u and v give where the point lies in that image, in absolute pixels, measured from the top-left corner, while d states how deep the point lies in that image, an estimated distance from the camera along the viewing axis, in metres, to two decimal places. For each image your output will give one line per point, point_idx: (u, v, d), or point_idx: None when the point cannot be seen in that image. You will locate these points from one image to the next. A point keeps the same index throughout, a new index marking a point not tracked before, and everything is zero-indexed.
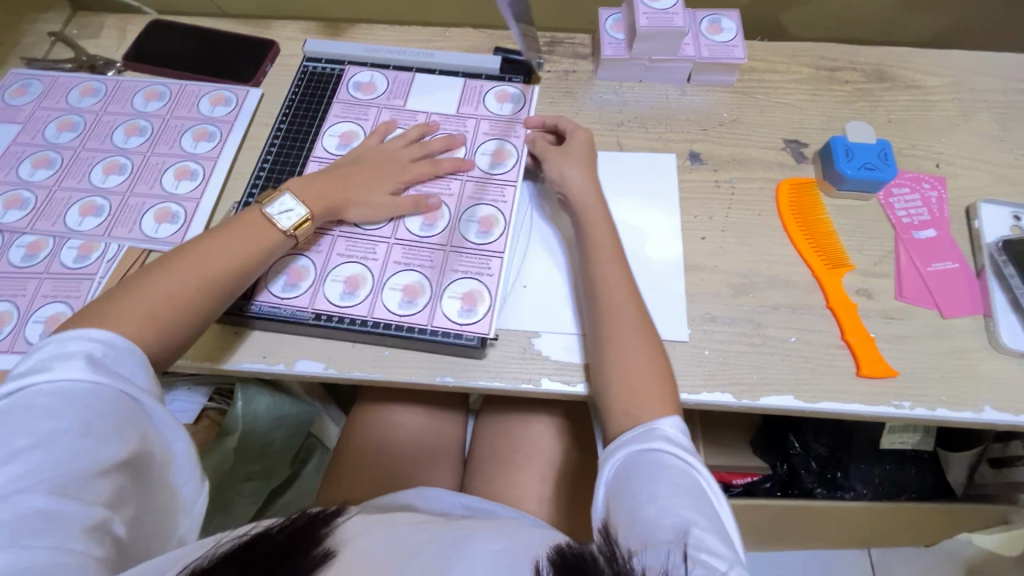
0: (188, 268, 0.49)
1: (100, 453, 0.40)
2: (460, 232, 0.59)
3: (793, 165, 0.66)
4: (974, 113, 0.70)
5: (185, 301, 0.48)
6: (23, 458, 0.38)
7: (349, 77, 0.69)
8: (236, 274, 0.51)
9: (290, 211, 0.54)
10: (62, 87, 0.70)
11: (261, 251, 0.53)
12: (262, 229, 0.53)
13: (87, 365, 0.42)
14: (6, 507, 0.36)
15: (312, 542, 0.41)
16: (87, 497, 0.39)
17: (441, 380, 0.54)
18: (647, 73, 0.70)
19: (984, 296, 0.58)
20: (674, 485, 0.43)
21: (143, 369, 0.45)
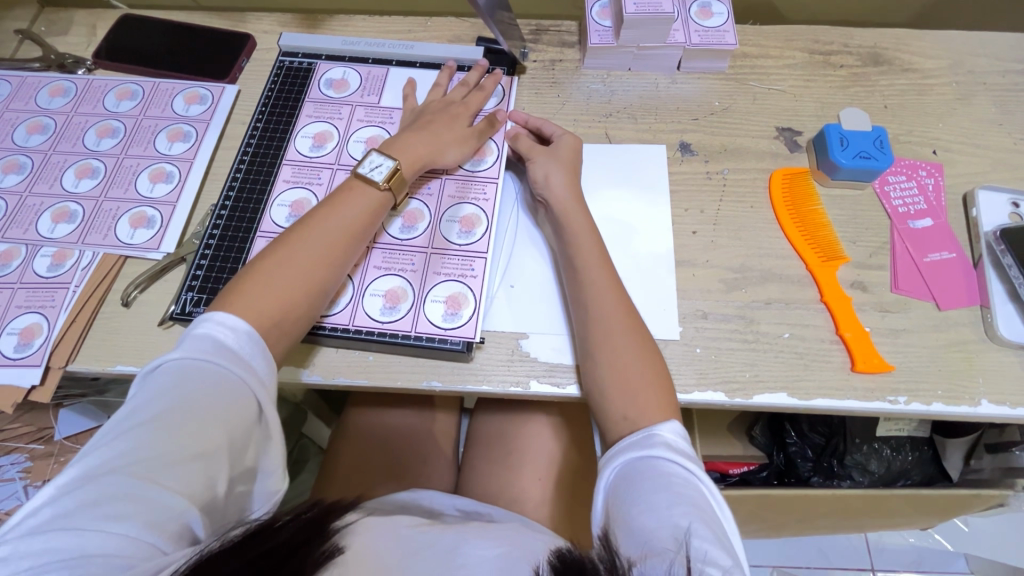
0: (298, 241, 0.51)
1: (194, 442, 0.40)
2: (439, 232, 0.57)
3: (786, 154, 0.64)
4: (972, 96, 0.68)
5: (293, 273, 0.49)
6: (127, 439, 0.40)
7: (321, 74, 0.66)
8: (345, 244, 0.52)
9: (380, 166, 0.55)
10: (30, 87, 0.67)
11: (370, 220, 0.54)
12: (367, 193, 0.54)
13: (212, 348, 0.44)
14: (98, 486, 0.37)
15: (321, 536, 0.39)
16: (175, 486, 0.39)
17: (427, 386, 0.53)
18: (636, 61, 0.68)
19: (981, 286, 0.57)
20: (674, 493, 0.42)
21: (261, 359, 0.45)
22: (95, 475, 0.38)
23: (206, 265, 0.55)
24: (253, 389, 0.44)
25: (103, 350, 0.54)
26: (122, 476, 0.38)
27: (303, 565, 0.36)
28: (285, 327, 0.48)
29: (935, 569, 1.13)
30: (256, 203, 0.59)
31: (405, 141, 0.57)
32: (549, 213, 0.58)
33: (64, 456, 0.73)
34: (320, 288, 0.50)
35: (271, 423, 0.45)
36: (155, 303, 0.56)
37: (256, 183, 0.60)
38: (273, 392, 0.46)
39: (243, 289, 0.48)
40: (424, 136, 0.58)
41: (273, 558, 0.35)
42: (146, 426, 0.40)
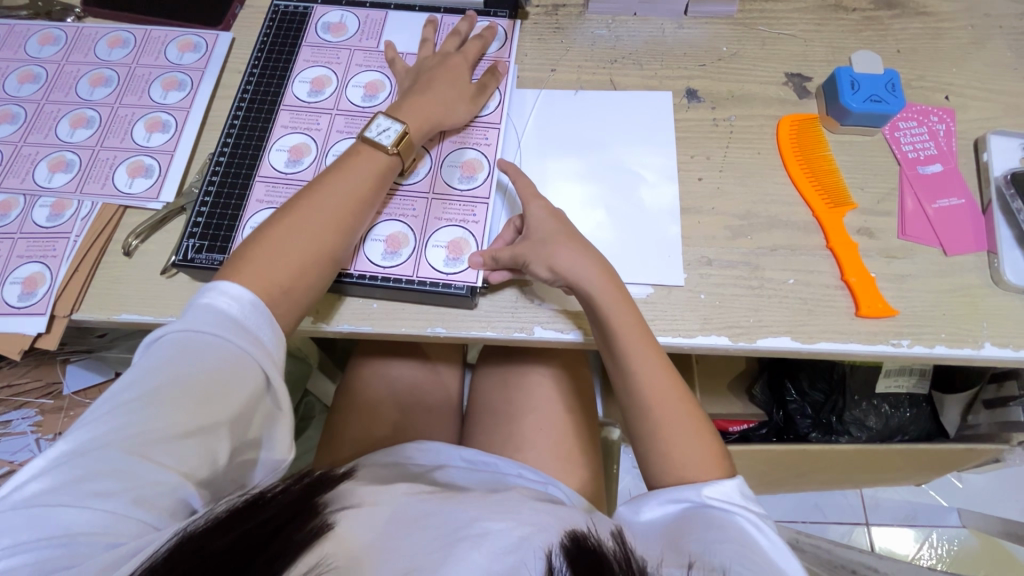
0: (306, 211, 0.49)
1: (193, 419, 0.40)
2: (439, 176, 0.57)
3: (794, 101, 0.63)
4: (988, 40, 0.66)
5: (303, 243, 0.48)
6: (122, 413, 0.40)
7: (318, 18, 0.64)
8: (355, 211, 0.51)
9: (387, 130, 0.53)
10: (19, 35, 0.66)
11: (380, 186, 0.52)
12: (374, 158, 0.53)
13: (217, 321, 0.43)
14: (88, 462, 0.38)
15: (308, 515, 0.39)
16: (172, 463, 0.39)
17: (431, 332, 0.53)
18: (642, 5, 0.66)
19: (989, 231, 0.56)
20: (723, 531, 0.43)
21: (267, 333, 0.45)
22: (87, 450, 0.38)
23: (206, 212, 0.55)
24: (258, 363, 0.43)
25: (107, 298, 0.54)
26: (116, 452, 0.38)
27: (291, 539, 0.36)
28: (298, 297, 0.48)
29: (927, 522, 1.16)
30: (255, 150, 0.58)
31: (411, 102, 0.55)
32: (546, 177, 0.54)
33: (74, 410, 0.74)
34: (330, 256, 0.49)
35: (277, 395, 0.45)
36: (156, 252, 0.56)
37: (254, 129, 0.59)
38: (278, 365, 0.45)
39: (254, 257, 0.47)
40: (429, 96, 0.56)
41: (260, 532, 0.35)
42: (144, 400, 0.40)
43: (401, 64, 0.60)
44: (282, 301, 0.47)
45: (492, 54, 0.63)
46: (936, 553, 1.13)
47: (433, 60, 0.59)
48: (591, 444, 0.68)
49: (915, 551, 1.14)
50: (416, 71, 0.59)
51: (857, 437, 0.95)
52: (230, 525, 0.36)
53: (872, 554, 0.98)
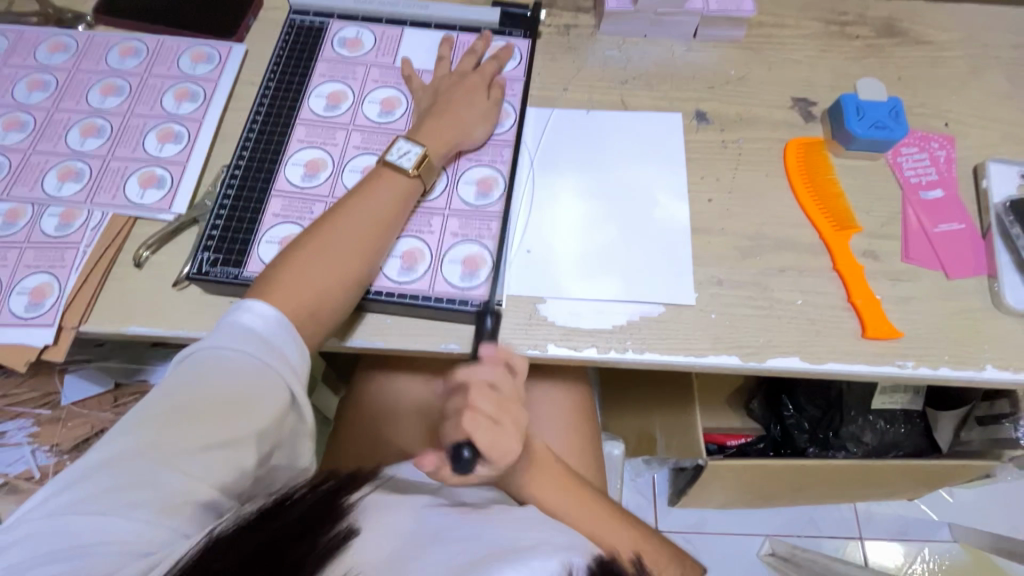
0: (328, 233, 0.50)
1: (221, 431, 0.40)
2: (453, 193, 0.57)
3: (801, 125, 0.64)
4: (985, 69, 0.68)
5: (330, 267, 0.48)
6: (150, 425, 0.39)
7: (334, 32, 0.65)
8: (379, 235, 0.51)
9: (408, 153, 0.54)
10: (28, 42, 0.65)
11: (402, 208, 0.53)
12: (395, 181, 0.53)
13: (245, 336, 0.43)
14: (117, 472, 0.37)
15: (335, 517, 0.39)
16: (198, 474, 0.39)
17: (446, 348, 0.53)
18: (652, 28, 0.68)
19: (989, 255, 0.58)
20: None
21: (294, 347, 0.45)
22: (115, 460, 0.38)
23: (221, 225, 0.55)
24: (284, 379, 0.43)
25: (117, 310, 0.53)
26: (145, 462, 0.38)
27: (319, 540, 0.37)
28: (323, 318, 0.48)
29: (919, 537, 1.17)
30: (271, 164, 0.58)
31: (429, 125, 0.56)
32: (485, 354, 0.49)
33: (72, 420, 0.73)
34: (357, 281, 0.50)
35: (304, 409, 0.45)
36: (167, 264, 0.55)
37: (270, 143, 0.59)
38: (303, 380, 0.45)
39: (284, 282, 0.47)
40: (447, 118, 0.57)
41: (293, 530, 0.37)
42: (173, 412, 0.40)
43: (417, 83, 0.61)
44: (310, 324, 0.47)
45: (509, 73, 0.64)
46: (927, 567, 1.15)
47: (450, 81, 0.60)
48: (598, 460, 0.68)
49: (906, 565, 1.15)
50: (433, 92, 0.59)
51: (853, 452, 0.95)
52: (258, 526, 0.36)
53: (867, 568, 0.99)
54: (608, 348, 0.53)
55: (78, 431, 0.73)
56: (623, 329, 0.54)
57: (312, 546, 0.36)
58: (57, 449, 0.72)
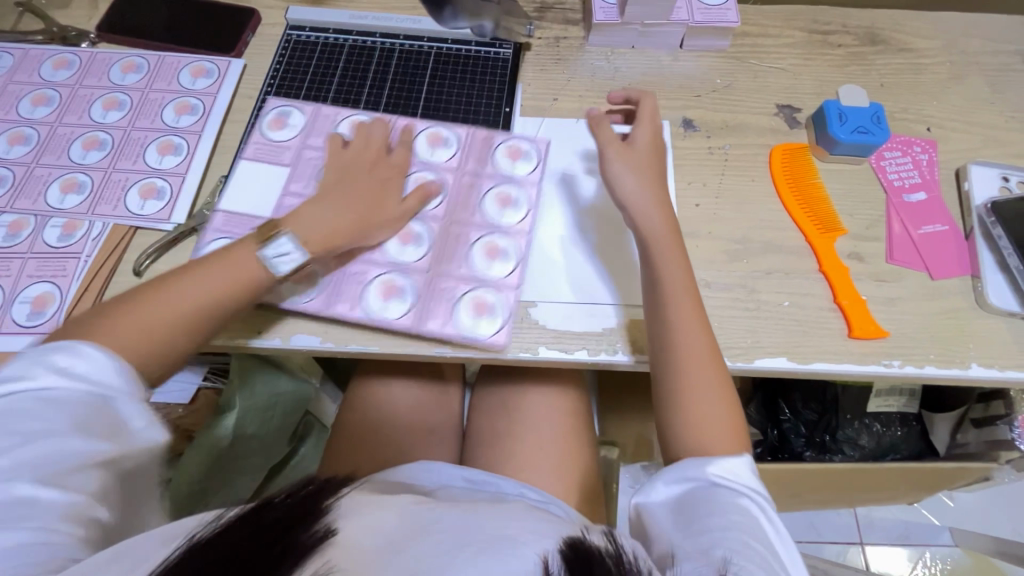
0: (256, 261, 0.50)
1: (83, 448, 0.40)
2: (440, 204, 0.59)
3: (786, 131, 0.66)
4: (965, 75, 0.70)
5: (214, 290, 0.48)
6: (14, 446, 0.38)
7: (329, 51, 0.67)
8: (270, 258, 0.51)
9: (359, 186, 0.54)
10: (33, 59, 0.67)
11: (309, 232, 0.52)
12: (317, 209, 0.53)
13: (72, 357, 0.42)
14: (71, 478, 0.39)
15: (311, 519, 0.41)
16: (69, 487, 0.39)
17: (438, 352, 0.54)
18: (640, 39, 0.69)
19: (972, 256, 0.59)
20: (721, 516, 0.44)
21: (108, 366, 0.43)
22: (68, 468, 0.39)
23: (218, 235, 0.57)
24: None
25: None
26: (20, 480, 0.37)
27: (297, 539, 0.38)
28: None
29: (921, 541, 1.17)
30: (267, 175, 0.60)
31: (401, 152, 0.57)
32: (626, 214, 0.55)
33: None
34: (240, 304, 0.50)
35: None
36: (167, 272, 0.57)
37: (266, 154, 0.61)
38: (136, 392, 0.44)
39: (165, 299, 0.47)
40: None
41: (270, 530, 0.38)
42: (113, 423, 0.42)
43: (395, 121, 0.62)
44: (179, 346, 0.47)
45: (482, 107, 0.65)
46: (930, 572, 1.15)
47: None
48: (591, 463, 0.69)
49: (909, 571, 1.14)
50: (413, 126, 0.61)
51: (850, 455, 0.95)
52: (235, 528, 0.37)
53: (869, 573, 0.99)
54: (597, 350, 0.54)
55: None
56: (613, 331, 0.55)
57: (292, 541, 0.38)
58: None
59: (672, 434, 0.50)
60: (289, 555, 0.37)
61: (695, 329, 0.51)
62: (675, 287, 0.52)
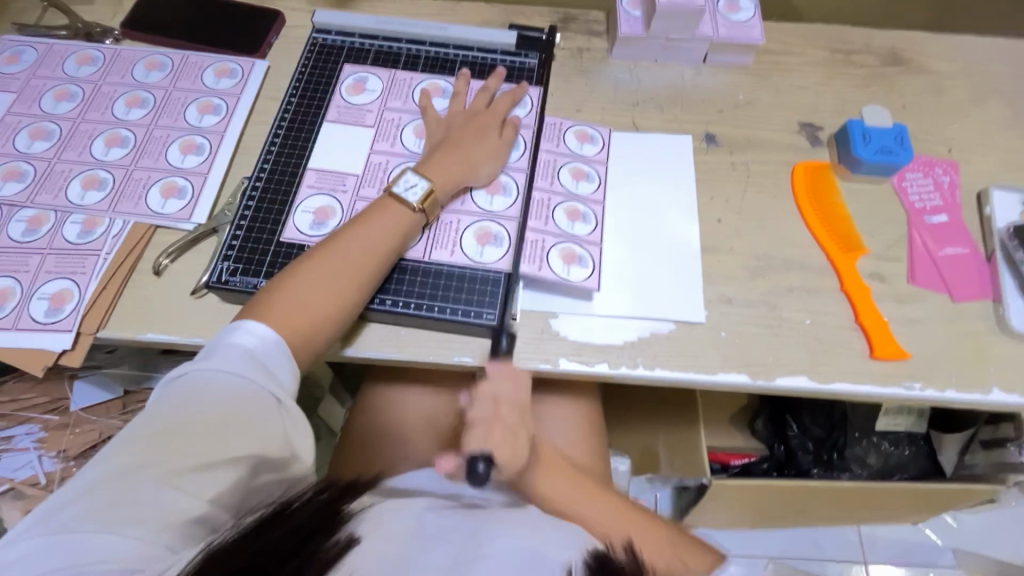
0: (325, 258, 0.50)
1: (213, 449, 0.41)
2: (467, 197, 0.59)
3: (808, 149, 0.66)
4: (986, 99, 0.70)
5: (326, 298, 0.49)
6: (148, 440, 0.40)
7: (359, 53, 0.67)
8: (379, 267, 0.52)
9: (414, 186, 0.54)
10: (57, 54, 0.67)
11: (402, 240, 0.53)
12: (399, 213, 0.54)
13: (240, 359, 0.44)
14: (120, 488, 0.38)
15: (331, 527, 0.41)
16: (195, 488, 0.40)
17: (458, 360, 0.53)
18: (663, 53, 0.70)
19: (993, 280, 0.59)
20: None
21: (284, 367, 0.46)
22: (117, 476, 0.39)
23: (241, 236, 0.56)
24: (276, 396, 0.45)
25: (135, 317, 0.54)
26: (148, 477, 0.39)
27: (318, 550, 0.38)
28: (311, 345, 0.49)
29: (924, 562, 1.16)
30: (290, 177, 0.59)
31: (438, 160, 0.57)
32: None
33: (80, 427, 0.73)
34: (349, 311, 0.50)
35: (294, 422, 0.46)
36: (186, 272, 0.56)
37: (291, 155, 0.61)
38: (289, 394, 0.46)
39: (277, 304, 0.48)
40: (455, 156, 0.57)
41: (289, 542, 0.38)
42: (164, 430, 0.41)
43: (432, 113, 0.61)
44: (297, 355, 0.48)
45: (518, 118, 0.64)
46: None
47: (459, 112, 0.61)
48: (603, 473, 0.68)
49: None
50: (447, 124, 0.60)
51: (858, 474, 0.95)
52: (254, 538, 0.37)
53: None
54: (619, 363, 0.54)
55: (85, 437, 0.73)
56: (634, 345, 0.55)
57: (309, 552, 0.38)
58: (65, 455, 0.72)
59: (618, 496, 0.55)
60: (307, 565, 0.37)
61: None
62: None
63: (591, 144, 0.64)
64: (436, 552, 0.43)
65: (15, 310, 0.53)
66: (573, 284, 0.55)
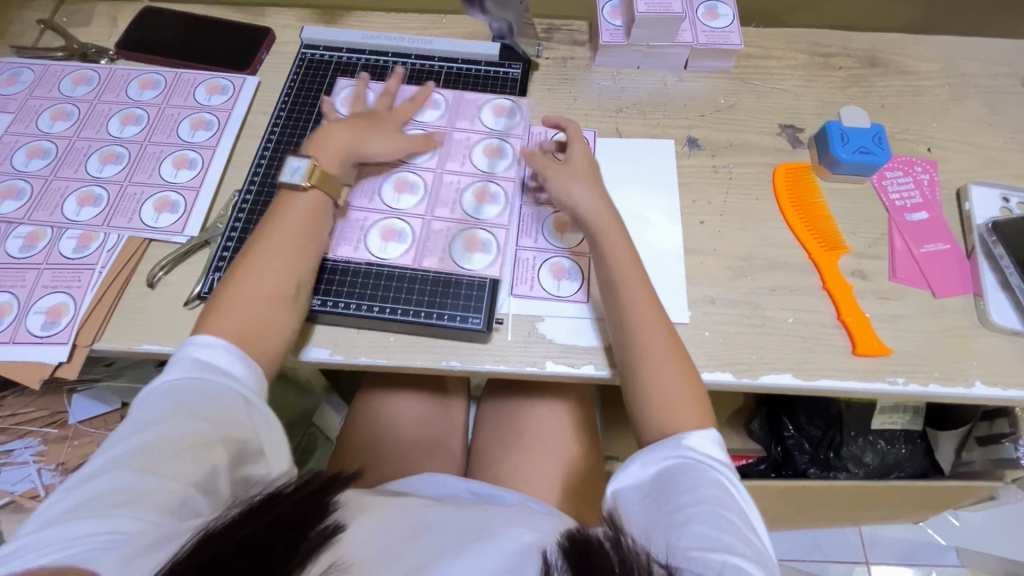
0: (249, 263, 0.52)
1: (183, 436, 0.43)
2: (456, 204, 0.60)
3: (789, 150, 0.67)
4: (965, 98, 0.71)
5: (258, 293, 0.50)
6: (125, 443, 0.42)
7: (349, 65, 0.69)
8: (302, 250, 0.53)
9: (298, 170, 0.55)
10: (54, 75, 0.69)
11: (317, 219, 0.55)
12: (295, 202, 0.55)
13: (193, 362, 0.46)
14: (100, 483, 0.40)
15: (319, 514, 0.42)
16: (171, 473, 0.41)
17: (446, 365, 0.54)
18: (645, 60, 0.71)
19: (974, 275, 0.60)
20: (693, 491, 0.45)
21: (245, 362, 0.47)
22: (98, 475, 0.40)
23: (232, 248, 0.57)
24: (238, 385, 0.46)
25: (128, 329, 0.55)
26: (125, 469, 0.40)
27: (306, 535, 0.39)
28: (263, 340, 0.49)
29: (927, 561, 1.16)
30: (280, 189, 0.61)
31: (351, 148, 0.58)
32: (580, 223, 0.57)
33: (78, 440, 0.75)
34: (289, 296, 0.51)
35: (264, 413, 0.47)
36: (179, 284, 0.57)
37: (280, 168, 0.62)
38: (255, 388, 0.48)
39: (218, 313, 0.49)
40: (355, 137, 0.58)
41: (280, 524, 0.39)
42: (136, 433, 0.43)
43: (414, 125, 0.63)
44: (248, 351, 0.49)
45: (502, 129, 0.65)
46: None
47: (411, 107, 0.64)
48: (596, 476, 0.69)
49: None
50: (429, 133, 0.62)
51: (855, 473, 0.95)
52: (245, 523, 0.38)
53: None
54: (605, 365, 0.55)
55: (85, 450, 0.74)
56: None
57: (299, 537, 0.39)
58: (62, 469, 0.73)
59: (648, 431, 0.51)
60: (298, 548, 0.38)
61: (642, 315, 0.52)
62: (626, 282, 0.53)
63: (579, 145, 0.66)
64: (420, 553, 0.44)
65: (12, 324, 0.54)
66: (563, 300, 0.57)
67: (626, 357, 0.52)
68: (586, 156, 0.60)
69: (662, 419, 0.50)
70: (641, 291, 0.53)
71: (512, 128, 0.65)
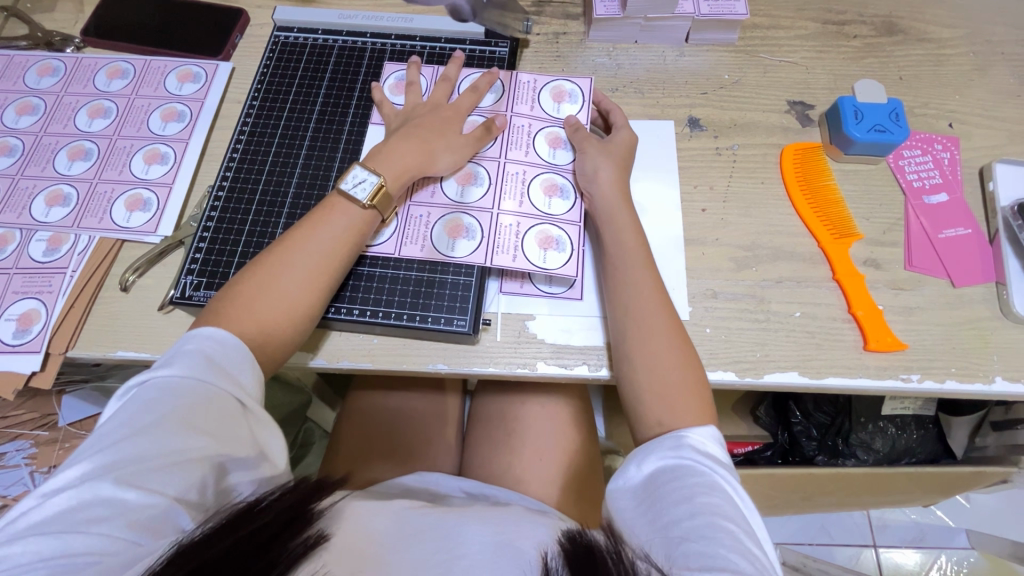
0: (270, 263, 0.49)
1: (176, 448, 0.40)
2: (437, 189, 0.57)
3: (798, 129, 0.62)
4: (990, 66, 0.66)
5: (279, 300, 0.47)
6: (113, 444, 0.39)
7: (325, 49, 0.65)
8: (334, 265, 0.50)
9: (363, 182, 0.52)
10: (18, 66, 0.65)
11: (358, 235, 0.51)
12: (349, 210, 0.51)
13: (199, 363, 0.43)
14: (82, 493, 0.37)
15: (305, 522, 0.39)
16: (158, 487, 0.38)
17: (433, 368, 0.52)
18: (643, 33, 0.66)
19: (997, 261, 0.56)
20: (688, 501, 0.41)
21: (248, 369, 0.44)
22: (80, 481, 0.38)
23: (204, 249, 0.55)
24: (238, 394, 0.43)
25: (104, 335, 0.53)
26: (109, 479, 0.38)
27: (286, 546, 0.36)
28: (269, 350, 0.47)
29: (936, 544, 1.14)
30: (254, 185, 0.58)
31: (386, 152, 0.54)
32: (593, 206, 0.55)
33: (70, 441, 0.74)
34: (307, 312, 0.49)
35: (261, 422, 0.44)
36: (155, 287, 0.55)
37: (254, 162, 0.59)
38: (256, 397, 0.45)
39: (225, 312, 0.47)
40: (410, 144, 0.54)
41: (259, 537, 0.36)
42: (125, 434, 0.40)
43: (388, 108, 0.59)
44: (255, 356, 0.46)
45: (486, 105, 0.60)
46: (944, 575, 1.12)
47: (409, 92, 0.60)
48: (592, 475, 0.67)
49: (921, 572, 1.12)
50: (407, 114, 0.58)
51: (864, 459, 0.92)
52: (222, 537, 0.35)
53: None
54: (599, 365, 0.52)
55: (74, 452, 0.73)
56: None
57: (281, 549, 0.36)
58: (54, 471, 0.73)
59: (645, 425, 0.48)
60: (277, 562, 0.35)
61: (657, 301, 0.50)
62: (632, 271, 0.51)
63: (569, 102, 0.61)
64: (412, 561, 0.42)
65: None
66: (556, 297, 0.54)
67: (625, 346, 0.49)
68: (626, 144, 0.57)
69: (661, 412, 0.47)
70: (651, 279, 0.51)
71: (500, 104, 0.61)
